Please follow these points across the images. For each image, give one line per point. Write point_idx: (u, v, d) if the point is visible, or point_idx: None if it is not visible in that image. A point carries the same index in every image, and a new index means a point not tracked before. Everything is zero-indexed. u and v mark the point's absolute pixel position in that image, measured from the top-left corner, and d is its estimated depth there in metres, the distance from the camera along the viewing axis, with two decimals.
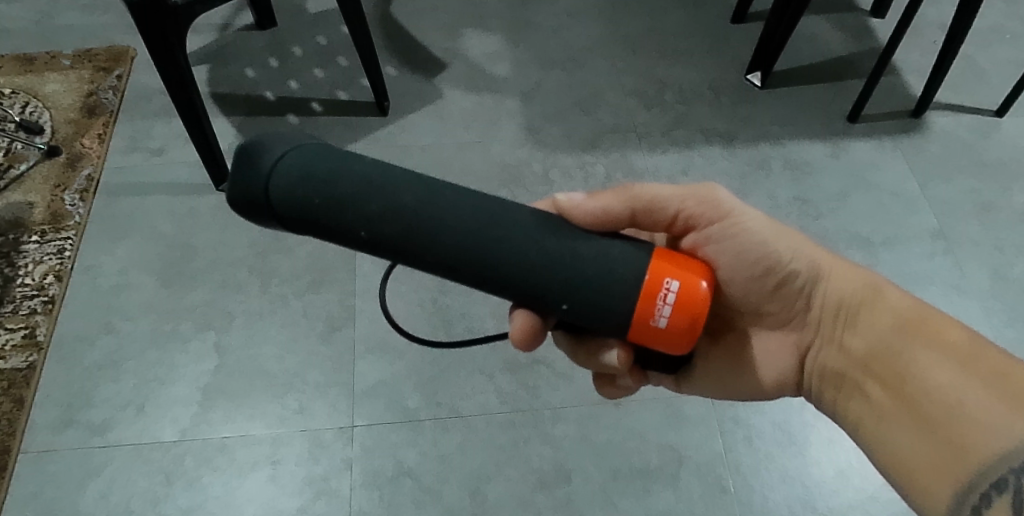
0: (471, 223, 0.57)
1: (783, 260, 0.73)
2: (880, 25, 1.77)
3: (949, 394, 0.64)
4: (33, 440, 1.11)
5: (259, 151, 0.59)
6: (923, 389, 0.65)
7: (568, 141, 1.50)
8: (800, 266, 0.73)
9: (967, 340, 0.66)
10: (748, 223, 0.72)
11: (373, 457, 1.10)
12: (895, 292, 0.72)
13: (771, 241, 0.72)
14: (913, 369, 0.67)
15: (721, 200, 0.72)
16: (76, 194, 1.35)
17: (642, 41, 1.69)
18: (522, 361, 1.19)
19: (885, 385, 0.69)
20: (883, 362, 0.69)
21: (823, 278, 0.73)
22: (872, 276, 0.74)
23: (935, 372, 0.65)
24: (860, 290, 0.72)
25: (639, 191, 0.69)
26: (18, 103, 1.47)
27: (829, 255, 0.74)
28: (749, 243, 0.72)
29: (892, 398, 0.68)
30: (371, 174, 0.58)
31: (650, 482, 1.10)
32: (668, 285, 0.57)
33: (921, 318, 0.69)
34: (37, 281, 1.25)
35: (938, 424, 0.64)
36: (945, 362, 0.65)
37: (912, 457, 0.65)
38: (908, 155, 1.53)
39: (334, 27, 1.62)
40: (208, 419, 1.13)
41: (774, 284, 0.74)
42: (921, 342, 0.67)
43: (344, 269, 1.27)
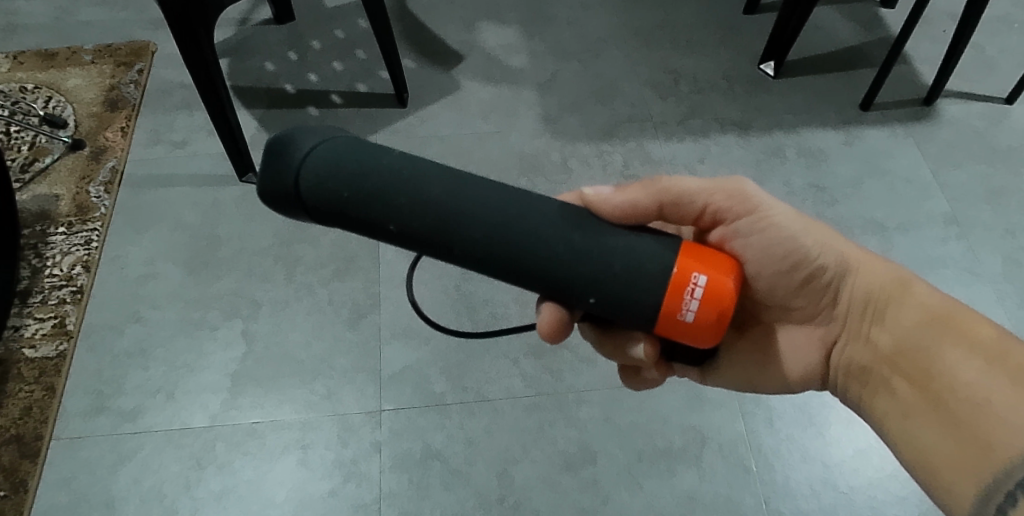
0: (497, 217, 0.58)
1: (810, 254, 0.72)
2: (890, 15, 1.78)
3: (976, 392, 0.64)
4: (66, 426, 1.13)
5: (292, 144, 0.61)
6: (949, 386, 0.65)
7: (585, 130, 1.52)
8: (829, 261, 0.72)
9: (995, 337, 0.65)
10: (777, 218, 0.71)
11: (401, 440, 1.11)
12: (923, 288, 0.71)
13: (798, 235, 0.71)
14: (940, 365, 0.67)
15: (750, 195, 0.71)
16: (101, 186, 1.37)
17: (655, 32, 1.71)
18: (546, 346, 1.20)
19: (911, 382, 0.69)
20: (909, 357, 0.69)
21: (851, 272, 0.73)
22: (898, 270, 0.73)
23: (962, 370, 0.65)
24: (888, 285, 0.72)
25: (668, 185, 0.69)
26: (41, 98, 1.49)
27: (858, 249, 0.74)
28: (777, 237, 0.71)
29: (917, 395, 0.68)
30: (399, 169, 0.59)
31: (673, 463, 1.11)
32: (695, 280, 0.57)
33: (949, 314, 0.68)
34: (65, 271, 1.27)
35: (964, 422, 0.64)
36: (973, 360, 0.65)
37: (937, 455, 0.65)
38: (920, 142, 1.55)
39: (352, 21, 1.64)
40: (237, 405, 1.15)
41: (802, 280, 0.73)
42: (950, 338, 0.67)
43: (368, 257, 1.29)
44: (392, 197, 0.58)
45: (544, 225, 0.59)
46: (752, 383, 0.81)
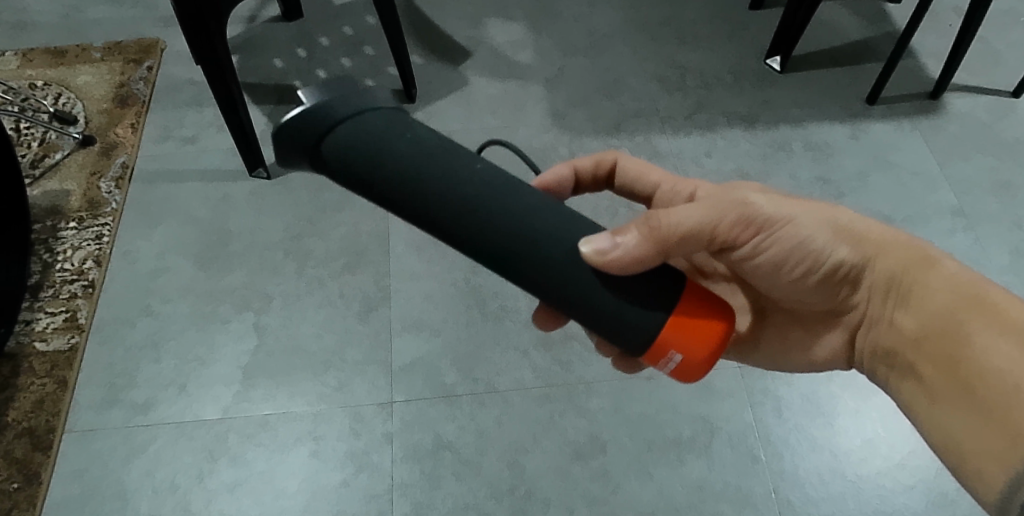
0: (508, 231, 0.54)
1: (826, 254, 0.69)
2: (896, 10, 1.78)
3: (1005, 374, 0.60)
4: (78, 419, 1.13)
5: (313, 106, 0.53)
6: (978, 367, 0.62)
7: (592, 125, 1.52)
8: (845, 257, 0.69)
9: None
10: (789, 226, 0.67)
11: (413, 431, 1.12)
12: (947, 267, 0.66)
13: (813, 238, 0.68)
14: (966, 347, 0.63)
15: (757, 213, 0.66)
16: (112, 181, 1.38)
17: (662, 28, 1.71)
18: (555, 337, 1.21)
19: (937, 366, 0.65)
20: (934, 339, 0.65)
21: (868, 260, 0.69)
22: (921, 251, 0.68)
23: (990, 352, 0.61)
24: (909, 268, 0.67)
25: (661, 224, 0.60)
26: (51, 94, 1.49)
27: (877, 235, 0.69)
28: (790, 244, 0.68)
29: (943, 378, 0.64)
30: (427, 159, 0.53)
31: (684, 453, 1.11)
32: (671, 356, 0.57)
33: (975, 293, 0.64)
34: (77, 265, 1.27)
35: (994, 406, 0.60)
36: (1003, 341, 0.61)
37: (966, 439, 0.63)
38: (927, 135, 1.55)
39: (359, 18, 1.65)
40: (249, 397, 1.15)
41: (819, 278, 0.71)
42: (978, 320, 0.63)
43: (378, 250, 1.29)
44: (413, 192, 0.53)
45: (555, 246, 0.55)
46: (772, 357, 0.83)
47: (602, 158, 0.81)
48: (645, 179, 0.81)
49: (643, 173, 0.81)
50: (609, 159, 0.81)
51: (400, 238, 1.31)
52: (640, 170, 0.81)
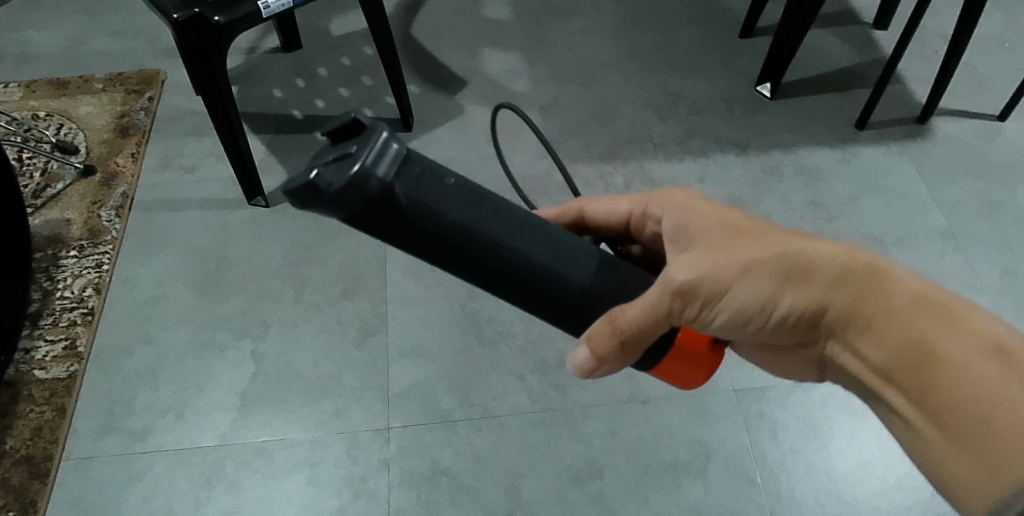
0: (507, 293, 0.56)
1: (771, 305, 0.56)
2: (883, 36, 1.82)
3: (992, 401, 0.49)
4: (76, 447, 1.14)
5: (340, 169, 0.45)
6: (959, 396, 0.50)
7: (587, 152, 1.55)
8: (795, 306, 0.56)
9: (999, 331, 0.51)
10: (728, 281, 0.56)
11: (409, 457, 1.12)
12: (906, 281, 0.54)
13: (759, 287, 0.56)
14: (942, 375, 0.51)
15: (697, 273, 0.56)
16: (112, 210, 1.39)
17: (654, 56, 1.75)
18: (551, 361, 1.22)
19: (916, 402, 0.52)
20: (907, 371, 0.53)
21: (825, 301, 0.55)
22: (876, 272, 0.55)
23: (977, 376, 0.50)
24: (865, 298, 0.54)
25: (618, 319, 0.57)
26: (53, 125, 1.52)
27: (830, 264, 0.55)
28: (737, 300, 0.56)
29: (922, 409, 0.52)
30: (449, 240, 0.51)
31: (680, 476, 1.12)
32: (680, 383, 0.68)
33: (944, 307, 0.52)
34: (77, 293, 1.29)
35: (991, 438, 0.48)
36: (970, 356, 0.50)
37: (942, 468, 0.52)
38: (915, 159, 1.58)
39: (357, 49, 1.68)
40: (247, 424, 1.16)
41: (772, 331, 0.58)
42: (940, 333, 0.52)
43: (376, 277, 1.31)
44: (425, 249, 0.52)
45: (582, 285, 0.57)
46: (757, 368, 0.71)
47: (566, 207, 0.72)
48: (615, 211, 0.70)
49: (615, 202, 0.70)
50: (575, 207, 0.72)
51: (397, 264, 1.33)
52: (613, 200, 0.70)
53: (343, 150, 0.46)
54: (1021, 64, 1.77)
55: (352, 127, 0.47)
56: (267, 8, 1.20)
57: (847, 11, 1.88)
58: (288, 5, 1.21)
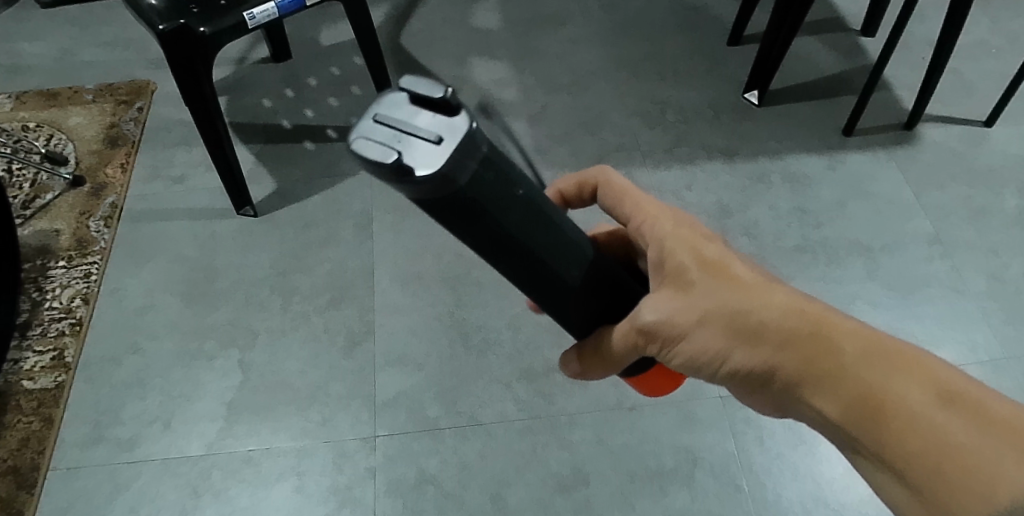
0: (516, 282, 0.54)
1: (725, 353, 0.55)
2: (870, 43, 1.83)
3: (942, 448, 0.47)
4: (63, 457, 1.14)
5: (428, 156, 0.38)
6: (908, 444, 0.48)
7: (575, 161, 1.56)
8: (747, 358, 0.55)
9: (950, 375, 0.49)
10: (683, 330, 0.56)
11: (396, 465, 1.13)
12: (854, 327, 0.52)
13: (716, 335, 0.55)
14: (891, 426, 0.49)
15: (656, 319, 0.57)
16: (101, 220, 1.40)
17: (642, 64, 1.76)
18: (538, 369, 1.22)
19: (872, 453, 0.50)
20: (859, 423, 0.50)
21: (774, 354, 0.53)
22: (824, 320, 0.52)
23: (928, 425, 0.47)
24: (816, 348, 0.52)
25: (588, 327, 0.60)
26: (43, 136, 1.53)
27: (783, 311, 0.53)
28: (693, 348, 0.56)
29: (876, 457, 0.50)
30: (489, 244, 0.48)
31: (666, 483, 1.12)
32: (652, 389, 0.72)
33: (892, 353, 0.50)
34: (65, 304, 1.29)
35: (944, 489, 0.46)
36: (925, 409, 0.48)
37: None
38: (902, 165, 1.58)
39: (346, 59, 1.69)
40: (233, 433, 1.16)
41: (728, 381, 0.57)
42: (894, 384, 0.49)
43: (364, 286, 1.31)
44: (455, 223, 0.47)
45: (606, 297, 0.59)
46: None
47: (584, 178, 0.65)
48: (617, 210, 0.63)
49: (619, 204, 0.63)
50: (592, 180, 0.65)
51: (385, 272, 1.33)
52: (626, 193, 0.63)
53: (429, 132, 0.39)
54: (1007, 71, 1.79)
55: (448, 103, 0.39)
56: (252, 18, 1.21)
57: (834, 18, 1.89)
58: (274, 15, 1.23)
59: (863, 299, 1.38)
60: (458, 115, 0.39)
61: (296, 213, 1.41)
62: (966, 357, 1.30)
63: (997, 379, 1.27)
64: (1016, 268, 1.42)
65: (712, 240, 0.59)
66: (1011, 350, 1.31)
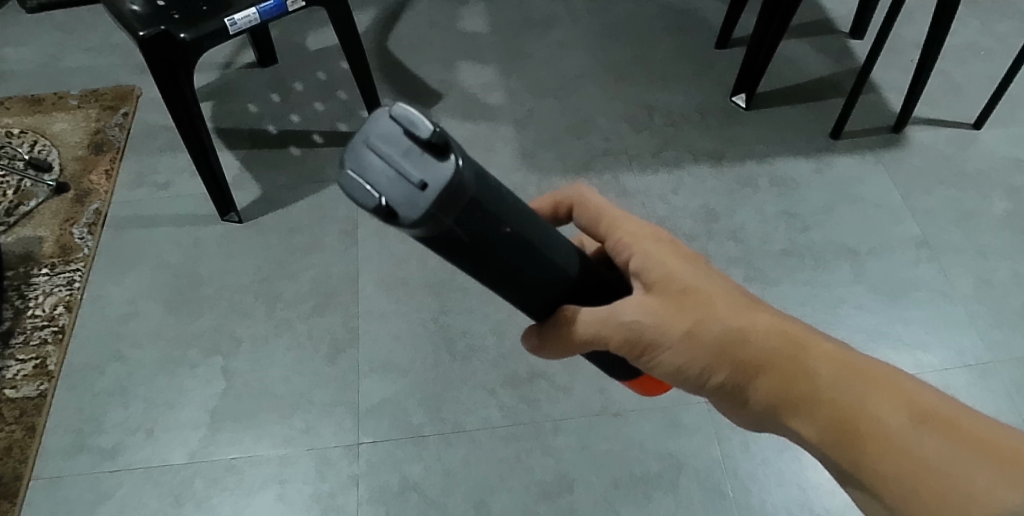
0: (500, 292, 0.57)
1: (711, 370, 0.57)
2: (859, 46, 1.83)
3: (921, 468, 0.49)
4: (45, 466, 1.13)
5: (417, 203, 0.40)
6: (887, 465, 0.50)
7: (562, 165, 1.56)
8: (727, 380, 0.56)
9: (924, 394, 0.52)
10: (664, 352, 0.57)
11: (379, 473, 1.12)
12: (831, 350, 0.55)
13: (697, 356, 0.56)
14: (870, 448, 0.51)
15: (640, 336, 0.57)
16: (85, 227, 1.39)
17: (630, 67, 1.75)
18: (522, 375, 1.22)
19: (852, 471, 0.52)
20: (839, 446, 0.52)
21: (753, 378, 0.56)
22: (801, 344, 0.55)
23: (906, 447, 0.50)
24: (797, 368, 0.54)
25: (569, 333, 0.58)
26: (27, 142, 1.52)
27: (766, 331, 0.56)
28: (671, 369, 0.58)
29: (855, 478, 0.52)
30: (480, 267, 0.49)
31: (650, 490, 1.12)
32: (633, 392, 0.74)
33: (867, 375, 0.53)
34: (48, 311, 1.28)
35: (922, 510, 0.49)
36: (904, 428, 0.50)
37: None
38: (890, 168, 1.58)
39: (333, 63, 1.68)
40: (216, 441, 1.15)
41: (709, 398, 0.59)
42: (873, 403, 0.52)
43: (348, 292, 1.31)
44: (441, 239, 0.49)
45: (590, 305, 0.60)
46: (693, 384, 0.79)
47: (558, 198, 0.64)
48: (594, 231, 0.62)
49: (594, 224, 0.62)
50: (566, 202, 0.64)
51: (370, 278, 1.33)
52: (601, 214, 0.62)
53: (415, 174, 0.40)
54: (996, 73, 1.79)
55: (436, 143, 0.40)
56: (234, 24, 1.21)
57: (822, 20, 1.89)
58: (256, 21, 1.23)
59: (850, 303, 1.38)
60: (446, 156, 0.40)
61: (281, 218, 1.41)
62: (953, 361, 1.30)
63: (984, 384, 1.27)
64: (1004, 271, 1.42)
65: (692, 260, 0.59)
66: (998, 354, 1.31)
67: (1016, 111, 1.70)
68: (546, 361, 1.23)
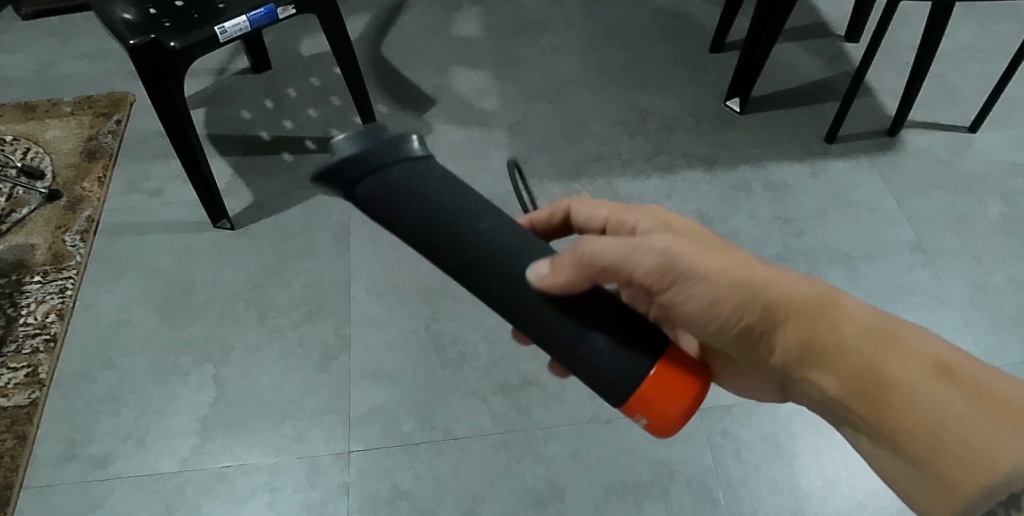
0: (491, 298, 0.57)
1: (737, 311, 0.61)
2: (854, 49, 1.83)
3: (935, 421, 0.51)
4: (36, 475, 1.13)
5: (359, 144, 0.52)
6: (903, 419, 0.53)
7: (555, 169, 1.55)
8: (757, 322, 0.61)
9: (944, 350, 0.53)
10: (698, 287, 0.62)
11: (370, 481, 1.12)
12: (856, 307, 0.57)
13: (724, 295, 0.61)
14: (891, 399, 0.53)
15: (674, 266, 0.62)
16: (77, 234, 1.39)
17: (624, 71, 1.75)
18: (514, 382, 1.21)
19: (872, 420, 0.55)
20: (858, 394, 0.56)
21: (780, 323, 0.60)
22: (825, 295, 0.59)
23: (921, 399, 0.52)
24: (823, 320, 0.58)
25: (595, 260, 0.59)
26: (20, 149, 1.52)
27: (787, 281, 0.61)
28: (704, 306, 0.63)
29: (871, 426, 0.56)
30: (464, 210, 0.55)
31: (642, 497, 1.12)
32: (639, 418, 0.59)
33: (891, 332, 0.55)
34: (40, 319, 1.28)
35: (939, 459, 0.51)
36: (921, 383, 0.52)
37: (907, 486, 0.55)
38: (885, 173, 1.58)
39: (326, 69, 1.69)
40: (207, 449, 1.15)
41: (739, 341, 0.64)
42: (894, 359, 0.54)
43: (340, 299, 1.31)
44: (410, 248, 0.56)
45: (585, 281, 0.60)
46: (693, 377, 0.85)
47: (555, 208, 0.77)
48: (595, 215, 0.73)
49: (595, 207, 0.74)
50: (562, 208, 0.76)
51: (362, 285, 1.33)
52: (594, 207, 0.74)
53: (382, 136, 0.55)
54: (992, 75, 1.78)
55: None
56: (224, 32, 1.21)
57: (818, 24, 1.89)
58: (246, 29, 1.22)
59: None
60: None
61: (273, 225, 1.41)
62: None
63: None
64: (999, 275, 1.42)
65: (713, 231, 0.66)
66: (993, 359, 1.30)
67: (1011, 114, 1.69)
68: (537, 368, 1.23)
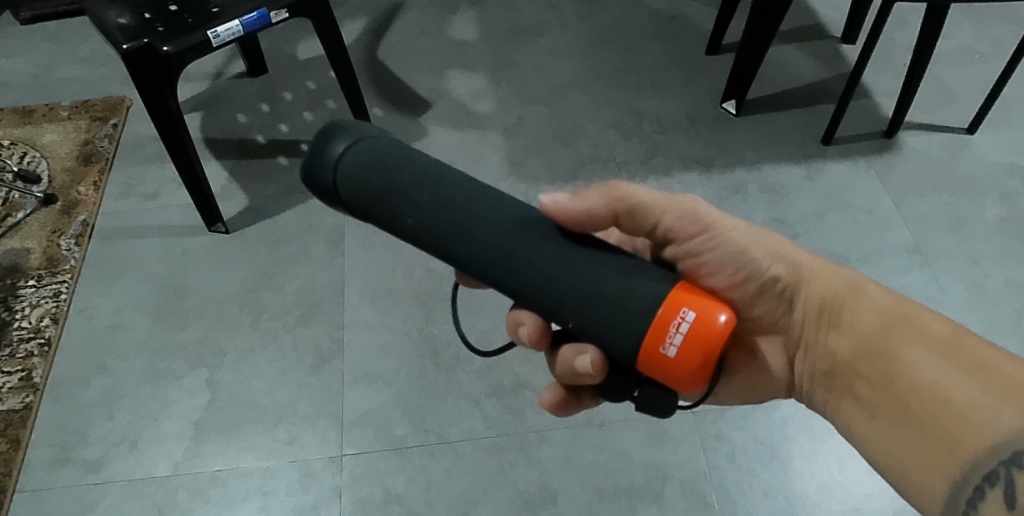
0: (486, 235, 0.58)
1: (761, 268, 0.71)
2: (851, 50, 1.82)
3: (939, 388, 0.60)
4: (29, 479, 1.13)
5: (336, 137, 0.64)
6: (910, 383, 0.62)
7: (550, 172, 1.55)
8: (784, 286, 0.71)
9: (956, 333, 0.62)
10: (728, 234, 0.69)
11: (362, 485, 1.12)
12: (878, 293, 0.67)
13: (751, 248, 0.70)
14: (899, 363, 0.63)
15: (702, 216, 0.69)
16: (72, 239, 1.40)
17: (620, 74, 1.75)
18: (507, 385, 1.21)
19: (881, 384, 0.64)
20: (867, 358, 0.66)
21: (805, 288, 0.71)
22: (847, 272, 0.70)
23: (925, 369, 0.61)
24: (847, 296, 0.68)
25: (625, 193, 0.66)
26: (17, 154, 1.53)
27: (810, 256, 0.72)
28: (733, 252, 0.70)
29: (880, 395, 0.64)
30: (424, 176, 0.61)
31: (635, 501, 1.11)
32: (683, 315, 0.52)
33: (908, 315, 0.64)
34: (34, 323, 1.29)
35: (936, 424, 0.60)
36: (928, 355, 0.61)
37: (900, 451, 0.63)
38: (881, 175, 1.57)
39: (322, 72, 1.69)
40: (200, 453, 1.15)
41: (761, 304, 0.74)
42: (904, 337, 0.63)
43: (333, 302, 1.31)
44: (395, 223, 0.62)
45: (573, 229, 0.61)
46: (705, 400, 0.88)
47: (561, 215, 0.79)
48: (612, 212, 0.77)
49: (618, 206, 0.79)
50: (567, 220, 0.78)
51: (356, 288, 1.33)
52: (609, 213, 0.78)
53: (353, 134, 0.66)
54: (990, 76, 1.77)
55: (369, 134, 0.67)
56: (217, 36, 1.21)
57: (815, 26, 1.88)
58: (238, 33, 1.23)
59: None
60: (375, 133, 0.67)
61: (267, 229, 1.41)
62: None
63: None
64: (996, 278, 1.41)
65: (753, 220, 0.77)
66: None
67: (1009, 116, 1.69)
68: (531, 371, 1.23)
